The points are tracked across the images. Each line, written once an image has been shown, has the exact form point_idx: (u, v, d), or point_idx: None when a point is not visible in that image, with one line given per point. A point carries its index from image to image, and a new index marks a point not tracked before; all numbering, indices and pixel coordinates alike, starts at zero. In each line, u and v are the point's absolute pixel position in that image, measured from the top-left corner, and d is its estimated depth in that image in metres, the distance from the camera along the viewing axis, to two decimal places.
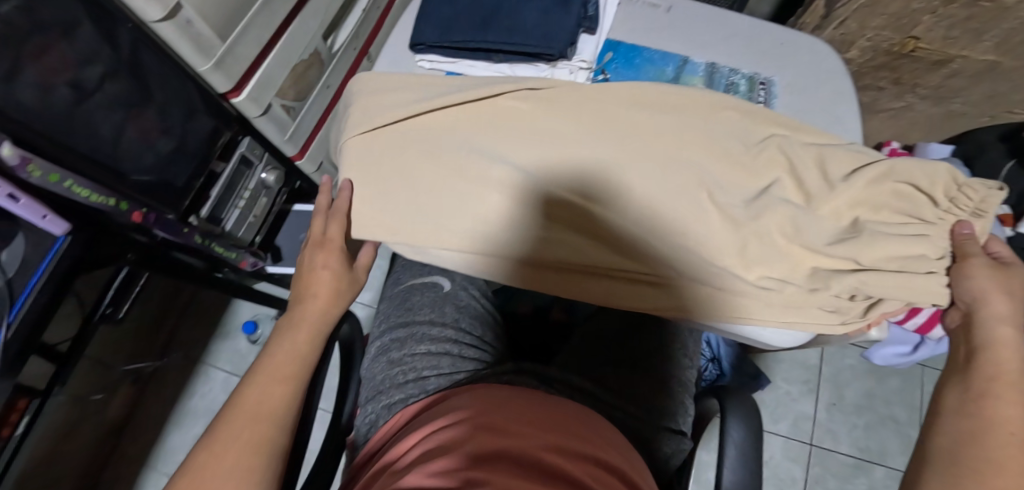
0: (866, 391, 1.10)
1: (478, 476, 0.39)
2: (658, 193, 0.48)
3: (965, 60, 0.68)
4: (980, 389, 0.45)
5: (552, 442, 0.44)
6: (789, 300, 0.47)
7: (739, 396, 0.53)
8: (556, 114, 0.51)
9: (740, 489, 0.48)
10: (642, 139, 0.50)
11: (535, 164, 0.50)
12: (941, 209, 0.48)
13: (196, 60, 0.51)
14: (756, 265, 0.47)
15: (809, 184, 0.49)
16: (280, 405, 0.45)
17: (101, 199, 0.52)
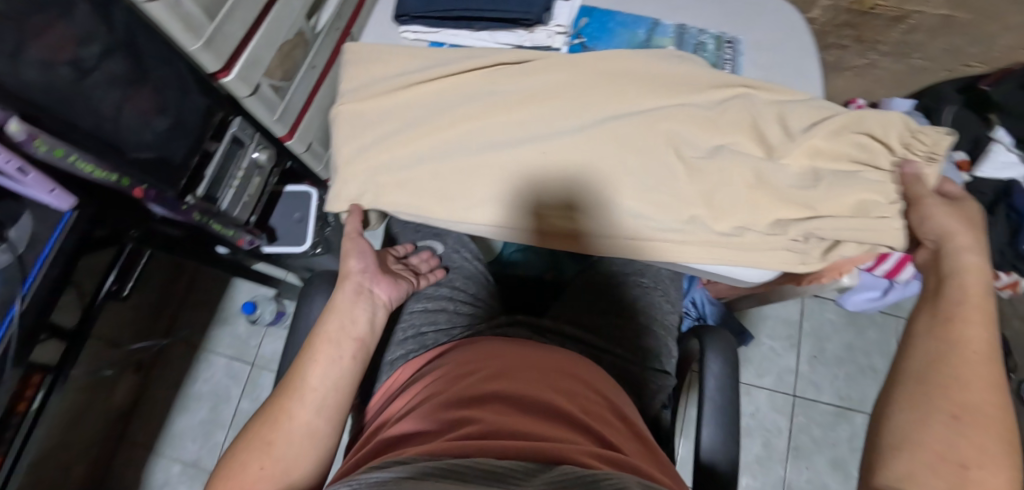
0: (846, 343, 1.15)
1: (469, 416, 0.43)
2: (630, 153, 0.51)
3: (922, 15, 0.72)
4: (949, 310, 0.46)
5: (541, 380, 0.48)
6: (750, 243, 0.50)
7: (717, 331, 0.57)
8: (534, 83, 0.54)
9: (721, 414, 0.52)
10: (617, 102, 0.53)
11: (517, 127, 0.53)
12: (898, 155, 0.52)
13: (187, 39, 0.53)
14: (724, 215, 0.51)
15: (771, 137, 0.52)
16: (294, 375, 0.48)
17: (104, 175, 0.55)
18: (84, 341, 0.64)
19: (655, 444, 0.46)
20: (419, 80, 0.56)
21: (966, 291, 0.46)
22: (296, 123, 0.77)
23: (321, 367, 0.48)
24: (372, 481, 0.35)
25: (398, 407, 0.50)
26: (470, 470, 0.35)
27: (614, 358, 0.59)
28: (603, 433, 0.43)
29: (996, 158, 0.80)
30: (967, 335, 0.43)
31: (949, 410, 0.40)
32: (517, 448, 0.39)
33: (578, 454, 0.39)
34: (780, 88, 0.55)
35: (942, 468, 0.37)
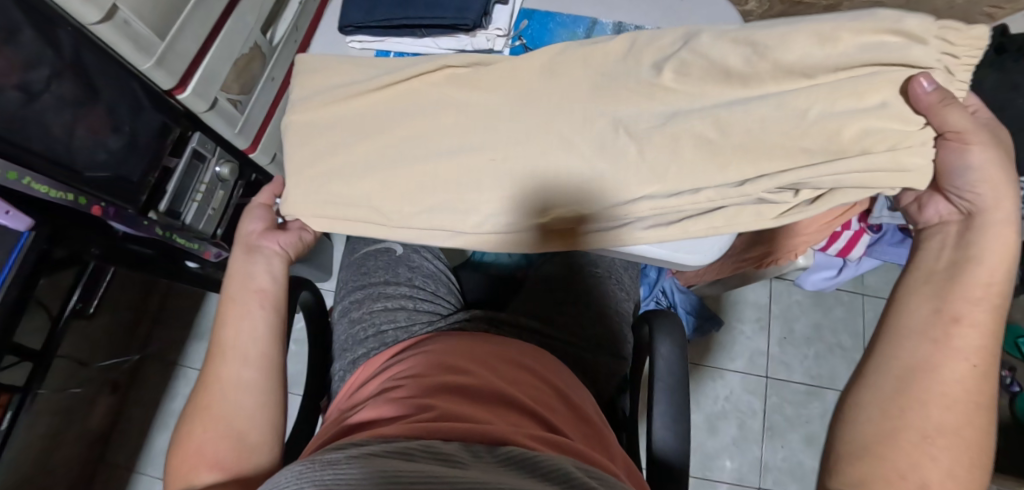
0: (814, 323, 1.18)
1: (421, 403, 0.45)
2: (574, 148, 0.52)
3: (852, 2, 0.75)
4: (955, 310, 0.45)
5: (490, 371, 0.50)
6: (710, 198, 0.49)
7: (667, 315, 0.60)
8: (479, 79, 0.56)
9: (668, 393, 0.55)
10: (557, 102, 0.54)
11: (468, 127, 0.54)
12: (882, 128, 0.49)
13: (139, 58, 0.55)
14: (671, 175, 0.49)
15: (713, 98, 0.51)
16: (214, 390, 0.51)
17: (61, 195, 0.57)
18: (50, 359, 0.65)
19: (599, 426, 0.48)
20: (364, 92, 0.57)
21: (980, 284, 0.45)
22: (257, 136, 0.79)
23: (236, 332, 0.53)
24: (325, 459, 0.36)
25: (355, 402, 0.52)
26: (415, 449, 0.37)
27: (566, 345, 0.62)
28: (549, 420, 0.45)
29: None
30: (966, 343, 0.44)
31: (920, 430, 0.42)
32: (462, 431, 0.41)
33: (518, 435, 0.41)
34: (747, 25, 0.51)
35: (894, 482, 0.41)
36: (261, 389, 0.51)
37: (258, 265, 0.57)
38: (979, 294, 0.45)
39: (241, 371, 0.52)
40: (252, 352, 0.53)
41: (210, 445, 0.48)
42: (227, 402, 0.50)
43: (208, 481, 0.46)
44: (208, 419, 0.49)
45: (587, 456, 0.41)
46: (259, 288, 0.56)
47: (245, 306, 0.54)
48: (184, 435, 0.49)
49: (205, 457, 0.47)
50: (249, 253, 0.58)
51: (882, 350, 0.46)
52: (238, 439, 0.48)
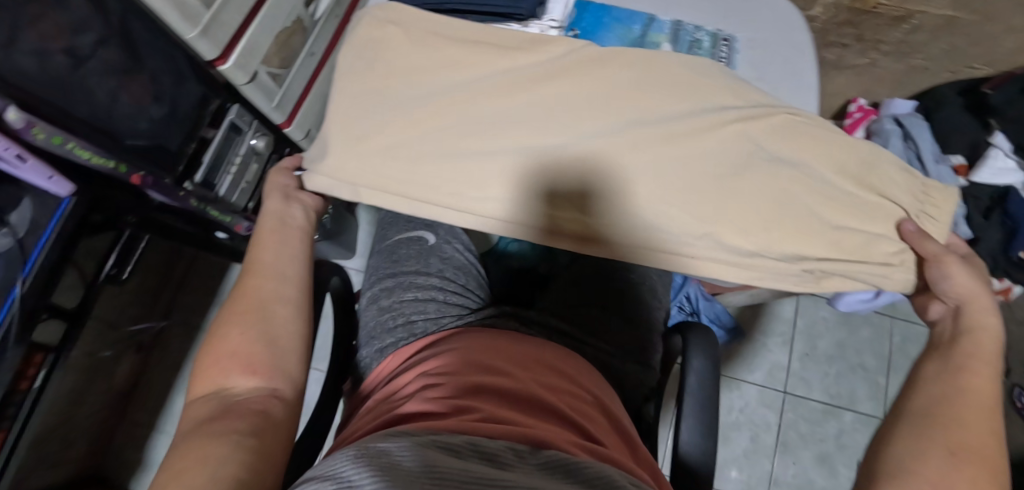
0: (838, 341, 1.16)
1: (460, 403, 0.43)
2: (630, 147, 0.51)
3: (925, 15, 0.71)
4: (958, 363, 0.46)
5: (526, 373, 0.48)
6: (733, 258, 0.50)
7: (700, 329, 0.58)
8: (546, 67, 0.54)
9: (699, 410, 0.53)
10: (653, 109, 0.52)
11: (527, 145, 0.52)
12: (917, 202, 0.52)
13: (183, 27, 0.55)
14: (718, 210, 0.50)
15: (777, 135, 0.51)
16: (255, 306, 0.47)
17: (101, 162, 0.57)
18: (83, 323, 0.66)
19: (634, 437, 0.46)
20: (437, 82, 0.55)
21: (979, 348, 0.46)
22: (294, 110, 0.78)
23: (273, 251, 0.51)
24: (376, 448, 0.35)
25: (383, 394, 0.49)
26: (462, 446, 0.35)
27: (597, 351, 0.61)
28: (588, 426, 0.43)
29: (993, 165, 0.76)
30: (970, 383, 0.44)
31: (947, 445, 0.40)
32: (507, 432, 0.39)
33: (564, 440, 0.39)
34: (820, 127, 0.52)
35: None
36: (298, 306, 0.49)
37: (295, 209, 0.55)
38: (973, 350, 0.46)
39: (280, 288, 0.49)
40: (290, 273, 0.50)
41: (244, 354, 0.44)
42: (266, 310, 0.47)
43: (240, 388, 0.42)
44: (247, 323, 0.46)
45: (631, 469, 0.39)
46: (299, 225, 0.54)
47: (285, 237, 0.52)
48: (214, 343, 0.45)
49: (237, 369, 0.43)
50: (286, 198, 0.55)
51: (947, 402, 0.43)
52: (271, 351, 0.45)
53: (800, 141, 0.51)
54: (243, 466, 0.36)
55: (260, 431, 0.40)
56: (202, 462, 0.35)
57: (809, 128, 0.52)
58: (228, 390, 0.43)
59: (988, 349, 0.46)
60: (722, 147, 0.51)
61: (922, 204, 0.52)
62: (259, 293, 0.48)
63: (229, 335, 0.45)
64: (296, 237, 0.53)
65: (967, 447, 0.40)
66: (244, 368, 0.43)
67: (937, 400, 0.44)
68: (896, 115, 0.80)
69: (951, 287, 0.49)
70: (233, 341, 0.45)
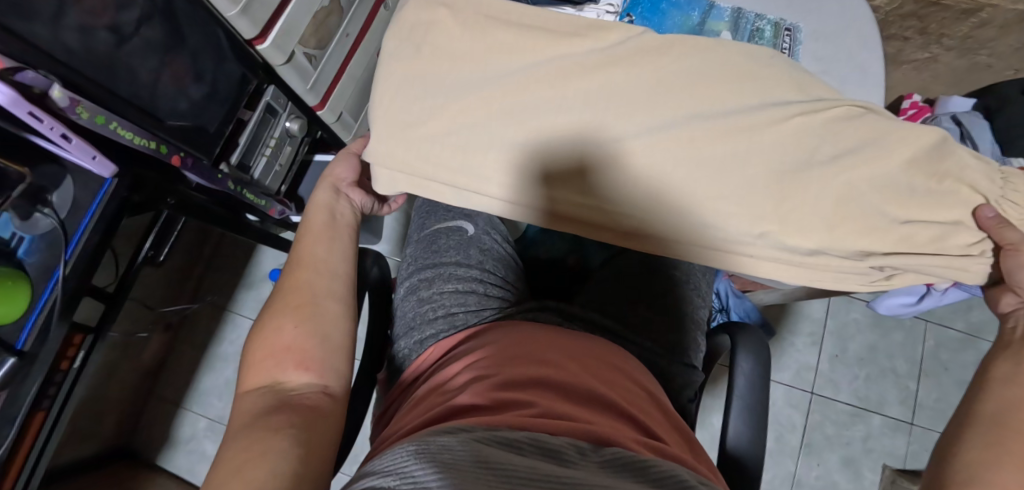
0: (870, 344, 1.13)
1: (513, 397, 0.40)
2: (689, 144, 0.48)
3: (996, 9, 0.67)
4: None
5: (577, 366, 0.45)
6: (789, 258, 0.49)
7: (749, 332, 0.56)
8: (601, 52, 0.51)
9: (747, 414, 0.52)
10: (712, 97, 0.49)
11: (558, 131, 0.50)
12: (998, 188, 0.48)
13: (224, 4, 0.53)
14: (780, 207, 0.48)
15: (844, 128, 0.48)
16: (307, 300, 0.46)
17: (144, 143, 0.54)
18: (123, 304, 0.65)
19: (691, 434, 0.43)
20: (482, 66, 0.52)
21: None
22: (327, 94, 0.76)
23: (325, 244, 0.50)
24: (436, 442, 0.32)
25: (427, 385, 0.48)
26: (522, 441, 0.33)
27: (637, 349, 0.59)
28: (646, 422, 0.41)
29: None
30: None
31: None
32: (566, 428, 0.36)
33: (624, 437, 0.36)
34: (887, 121, 0.48)
35: None
36: (347, 302, 0.48)
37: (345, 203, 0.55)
38: None
39: (330, 282, 0.48)
40: (340, 269, 0.49)
41: (296, 348, 0.43)
42: (318, 304, 0.46)
43: (292, 382, 0.42)
44: (300, 316, 0.45)
45: (694, 469, 0.37)
46: (346, 222, 0.54)
47: (336, 233, 0.52)
48: (266, 334, 0.44)
49: (290, 364, 0.42)
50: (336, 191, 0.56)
51: None
52: (324, 346, 0.44)
53: (876, 138, 0.47)
54: (301, 462, 0.35)
55: (312, 424, 0.39)
56: (257, 459, 0.35)
57: (879, 121, 0.48)
58: (279, 384, 0.42)
59: None
60: (786, 142, 0.48)
61: (1002, 190, 0.48)
62: (305, 286, 0.47)
63: (281, 325, 0.44)
64: (345, 232, 0.53)
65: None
66: (297, 362, 0.42)
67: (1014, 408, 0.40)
68: (954, 114, 0.77)
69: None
70: (286, 334, 0.44)
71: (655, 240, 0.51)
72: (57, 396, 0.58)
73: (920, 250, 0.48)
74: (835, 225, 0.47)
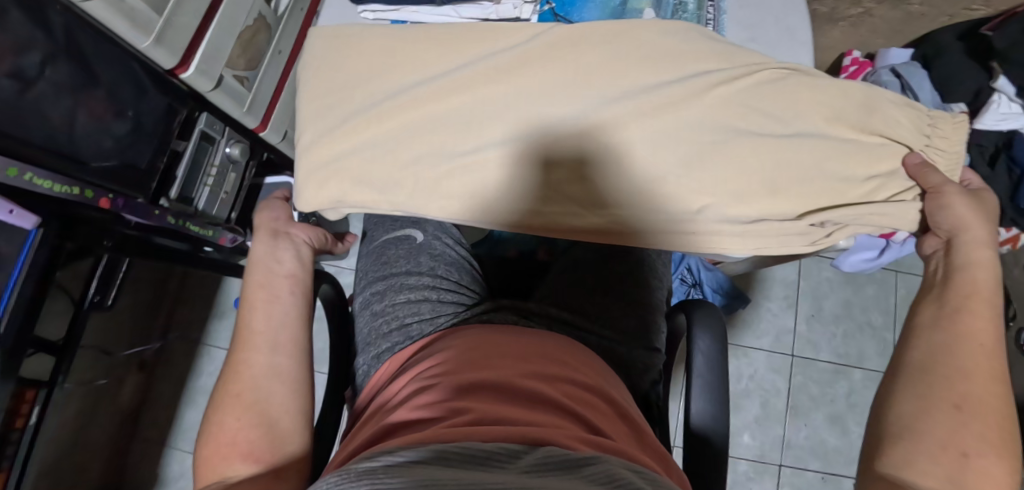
0: (844, 301, 1.14)
1: (453, 407, 0.40)
2: (624, 121, 0.48)
3: None
4: (954, 304, 0.42)
5: (522, 364, 0.46)
6: (745, 230, 0.47)
7: (704, 307, 0.56)
8: (523, 49, 0.51)
9: (708, 391, 0.52)
10: (637, 76, 0.49)
11: (529, 129, 0.49)
12: (923, 135, 0.49)
13: (136, 36, 0.52)
14: (722, 179, 0.47)
15: (769, 92, 0.48)
16: (249, 388, 0.44)
17: (66, 190, 0.54)
18: (74, 353, 0.64)
19: (645, 427, 0.44)
20: (406, 73, 0.52)
21: (974, 286, 0.42)
22: (268, 114, 0.75)
23: (266, 315, 0.49)
24: (361, 467, 0.32)
25: (378, 403, 0.47)
26: (454, 453, 0.33)
27: (599, 338, 0.59)
28: (590, 417, 0.41)
29: (997, 109, 0.71)
30: (970, 327, 0.40)
31: (951, 398, 0.37)
32: (506, 434, 0.36)
33: (564, 437, 0.37)
34: (810, 82, 0.49)
35: (941, 456, 0.35)
36: (294, 378, 0.46)
37: (284, 251, 0.53)
38: (971, 290, 0.42)
39: (272, 359, 0.46)
40: (281, 340, 0.47)
41: (241, 440, 0.42)
42: (259, 390, 0.44)
43: (240, 477, 0.41)
44: (241, 408, 0.43)
45: (637, 461, 0.37)
46: (288, 273, 0.52)
47: (274, 289, 0.50)
48: (209, 428, 0.43)
49: (233, 452, 0.41)
50: (275, 240, 0.54)
51: None
52: (271, 435, 0.43)
53: (803, 99, 0.48)
54: None
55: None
56: None
57: (799, 81, 0.49)
58: (229, 479, 0.41)
59: (985, 288, 0.42)
60: (713, 114, 0.48)
61: (928, 138, 0.49)
62: (247, 372, 0.45)
63: (225, 414, 0.43)
64: (284, 294, 0.50)
65: (972, 397, 0.37)
66: (243, 454, 0.41)
67: (942, 349, 0.40)
68: (893, 66, 0.77)
69: (948, 216, 0.45)
70: (231, 422, 0.43)
71: (641, 236, 0.48)
72: (17, 454, 0.57)
73: (862, 203, 0.47)
74: (778, 189, 0.47)
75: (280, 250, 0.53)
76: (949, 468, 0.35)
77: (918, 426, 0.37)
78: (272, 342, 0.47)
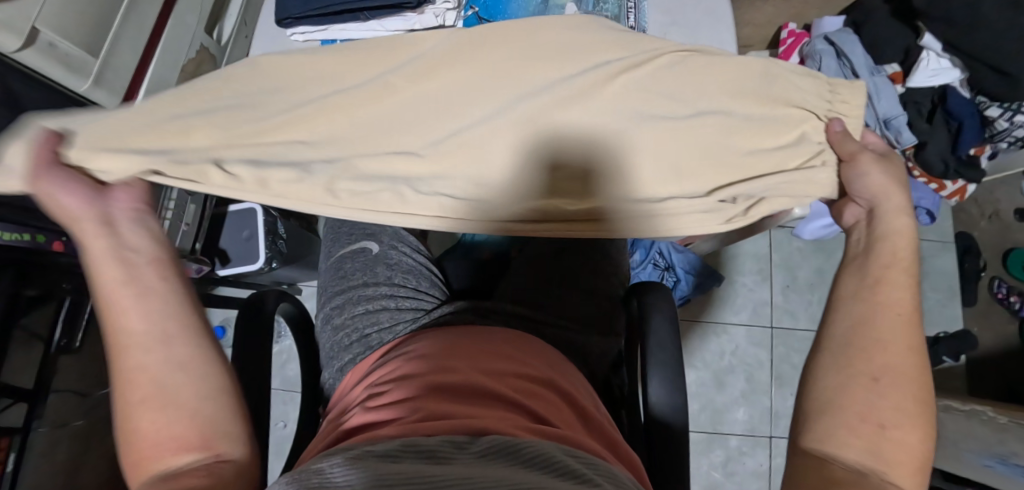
0: (819, 268, 1.15)
1: (404, 407, 0.41)
2: (558, 106, 0.49)
3: None
4: (876, 275, 0.40)
5: (469, 363, 0.47)
6: (661, 210, 0.47)
7: (656, 289, 0.57)
8: (437, 50, 0.51)
9: (661, 370, 0.53)
10: (551, 68, 0.51)
11: (548, 128, 0.49)
12: (825, 102, 0.49)
13: (73, 81, 0.53)
14: (637, 161, 0.48)
15: (668, 75, 0.50)
16: (156, 384, 0.37)
17: (16, 237, 0.54)
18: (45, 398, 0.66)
19: (597, 415, 0.45)
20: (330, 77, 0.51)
21: (894, 255, 0.41)
22: None
23: (136, 309, 0.39)
24: (311, 468, 0.33)
25: (337, 411, 0.48)
26: (403, 449, 0.34)
27: (557, 329, 0.60)
28: (537, 408, 0.42)
29: (925, 67, 0.75)
30: (891, 298, 0.39)
31: (869, 371, 0.37)
32: (452, 427, 0.38)
33: (509, 426, 0.38)
34: (713, 63, 0.51)
35: (861, 428, 0.35)
36: (206, 358, 0.39)
37: (131, 231, 0.42)
38: (891, 261, 0.41)
39: (169, 347, 0.38)
40: (171, 327, 0.39)
41: (171, 439, 0.36)
42: (165, 383, 0.37)
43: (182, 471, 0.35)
44: (154, 407, 0.36)
45: (582, 445, 0.38)
46: (147, 256, 0.41)
47: (136, 275, 0.40)
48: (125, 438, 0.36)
49: (165, 454, 0.36)
50: (109, 224, 0.41)
51: None
52: (206, 422, 0.37)
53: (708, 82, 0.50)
54: None
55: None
56: None
57: (701, 60, 0.50)
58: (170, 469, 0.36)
59: (904, 257, 0.41)
60: (625, 100, 0.49)
61: (830, 103, 0.49)
62: (139, 369, 0.37)
63: (133, 423, 0.36)
64: (152, 277, 0.41)
65: (891, 368, 0.37)
66: (175, 447, 0.36)
67: (854, 324, 0.39)
68: (826, 34, 0.79)
69: (866, 184, 0.44)
70: (141, 428, 0.36)
71: (621, 226, 0.48)
72: None
73: (767, 172, 0.47)
74: (687, 166, 0.48)
75: (139, 226, 0.43)
76: (867, 440, 0.35)
77: (839, 401, 0.36)
78: (151, 334, 0.39)
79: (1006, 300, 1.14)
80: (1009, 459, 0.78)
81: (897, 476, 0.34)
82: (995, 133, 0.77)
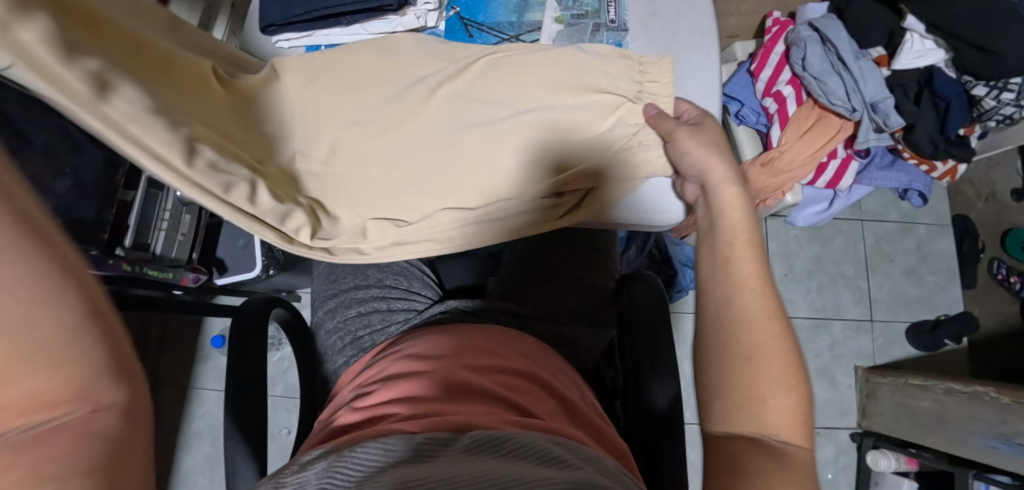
0: (815, 255, 1.19)
1: (390, 408, 0.42)
2: (420, 104, 0.58)
3: None
4: (724, 253, 0.42)
5: (452, 360, 0.47)
6: (526, 202, 0.57)
7: (645, 281, 0.58)
8: (319, 60, 0.60)
9: (654, 363, 0.53)
10: (419, 70, 0.60)
11: (544, 134, 0.58)
12: (635, 84, 0.59)
13: None
14: (493, 156, 0.57)
15: (499, 71, 0.59)
16: None
17: None
18: None
19: (585, 407, 0.45)
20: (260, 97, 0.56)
21: (733, 227, 0.43)
22: None
23: None
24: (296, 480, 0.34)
25: (328, 412, 0.49)
26: (385, 448, 0.35)
27: (548, 324, 0.60)
28: (522, 402, 0.42)
29: (912, 47, 0.75)
30: (741, 273, 0.41)
31: (741, 351, 0.38)
32: (435, 424, 0.38)
33: (491, 419, 0.38)
34: (539, 63, 0.59)
35: (745, 410, 0.36)
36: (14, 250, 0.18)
37: None
38: (734, 233, 0.43)
39: None
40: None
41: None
42: None
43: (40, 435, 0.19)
44: None
45: (568, 436, 0.38)
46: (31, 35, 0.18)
47: None
48: None
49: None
50: None
51: None
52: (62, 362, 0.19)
53: (544, 75, 0.58)
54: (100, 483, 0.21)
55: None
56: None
57: (526, 58, 0.59)
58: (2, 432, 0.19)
59: (744, 224, 0.43)
60: (477, 100, 0.59)
61: (640, 84, 0.59)
62: None
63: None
64: None
65: (759, 346, 0.38)
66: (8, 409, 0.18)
67: (720, 307, 0.40)
68: (811, 20, 0.79)
69: (690, 162, 0.52)
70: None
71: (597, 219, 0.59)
72: None
73: (596, 161, 0.58)
74: (532, 160, 0.57)
75: None
76: (754, 418, 0.36)
77: (725, 384, 0.37)
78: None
79: (1007, 281, 1.12)
80: (1013, 439, 0.78)
81: (789, 438, 0.36)
82: (983, 111, 0.78)
